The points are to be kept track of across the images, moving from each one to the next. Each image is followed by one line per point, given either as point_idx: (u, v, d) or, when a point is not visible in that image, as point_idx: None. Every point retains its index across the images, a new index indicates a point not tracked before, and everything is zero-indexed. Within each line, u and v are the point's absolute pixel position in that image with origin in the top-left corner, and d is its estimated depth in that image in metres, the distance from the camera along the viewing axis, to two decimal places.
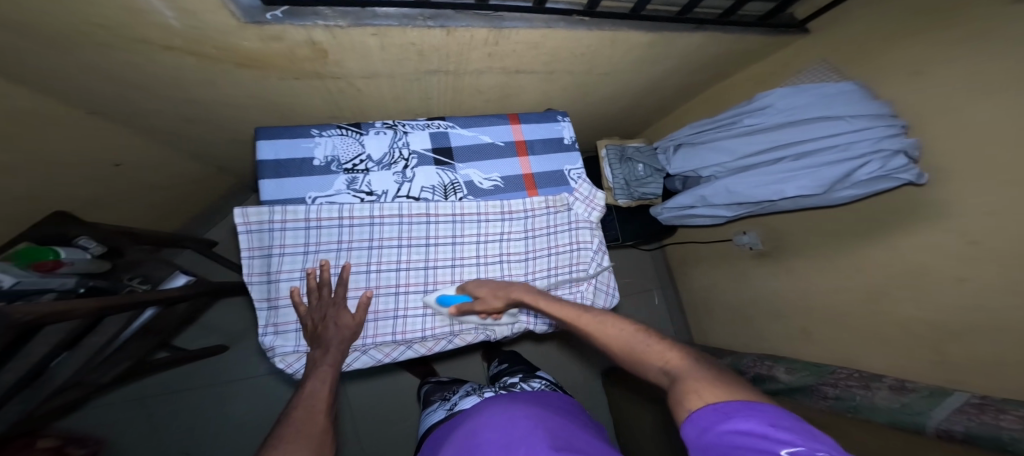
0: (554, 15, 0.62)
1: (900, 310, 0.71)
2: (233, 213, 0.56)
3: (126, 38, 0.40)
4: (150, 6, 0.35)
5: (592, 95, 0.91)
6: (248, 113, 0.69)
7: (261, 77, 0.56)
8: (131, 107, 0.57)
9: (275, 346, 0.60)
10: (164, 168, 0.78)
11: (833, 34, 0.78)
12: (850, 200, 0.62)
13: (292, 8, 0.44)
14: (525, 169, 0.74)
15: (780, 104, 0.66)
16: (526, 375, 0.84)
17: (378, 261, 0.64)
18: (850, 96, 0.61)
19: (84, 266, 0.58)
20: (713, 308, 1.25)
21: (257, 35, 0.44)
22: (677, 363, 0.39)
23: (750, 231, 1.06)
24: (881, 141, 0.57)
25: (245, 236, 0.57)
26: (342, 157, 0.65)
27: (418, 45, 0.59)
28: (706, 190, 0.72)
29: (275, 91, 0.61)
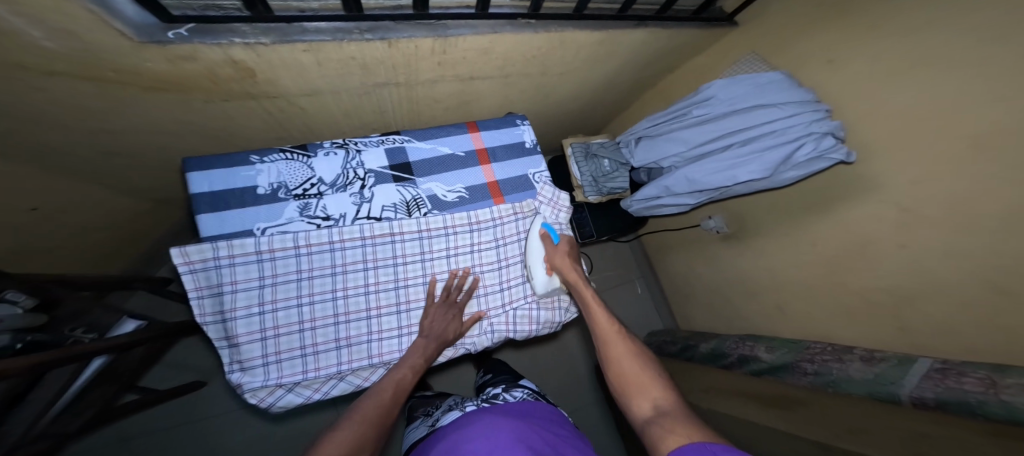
0: (498, 20, 0.61)
1: (857, 281, 0.74)
2: (170, 254, 0.52)
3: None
4: (16, 29, 0.31)
5: (550, 97, 0.91)
6: (179, 139, 0.65)
7: (181, 100, 0.52)
8: (38, 143, 0.53)
9: (244, 382, 0.57)
10: (96, 203, 0.73)
11: (765, 21, 0.80)
12: (792, 181, 0.64)
13: (201, 26, 0.41)
14: (487, 177, 0.73)
15: (722, 94, 0.67)
16: (509, 385, 0.82)
17: (345, 288, 0.61)
18: (777, 84, 0.64)
19: (17, 321, 0.52)
20: (692, 294, 1.26)
21: (163, 55, 0.42)
22: (666, 404, 0.45)
23: (715, 216, 1.08)
24: (812, 125, 0.60)
25: (189, 276, 0.53)
26: (290, 183, 0.62)
27: (359, 59, 0.57)
28: (668, 181, 0.73)
29: (204, 115, 0.58)
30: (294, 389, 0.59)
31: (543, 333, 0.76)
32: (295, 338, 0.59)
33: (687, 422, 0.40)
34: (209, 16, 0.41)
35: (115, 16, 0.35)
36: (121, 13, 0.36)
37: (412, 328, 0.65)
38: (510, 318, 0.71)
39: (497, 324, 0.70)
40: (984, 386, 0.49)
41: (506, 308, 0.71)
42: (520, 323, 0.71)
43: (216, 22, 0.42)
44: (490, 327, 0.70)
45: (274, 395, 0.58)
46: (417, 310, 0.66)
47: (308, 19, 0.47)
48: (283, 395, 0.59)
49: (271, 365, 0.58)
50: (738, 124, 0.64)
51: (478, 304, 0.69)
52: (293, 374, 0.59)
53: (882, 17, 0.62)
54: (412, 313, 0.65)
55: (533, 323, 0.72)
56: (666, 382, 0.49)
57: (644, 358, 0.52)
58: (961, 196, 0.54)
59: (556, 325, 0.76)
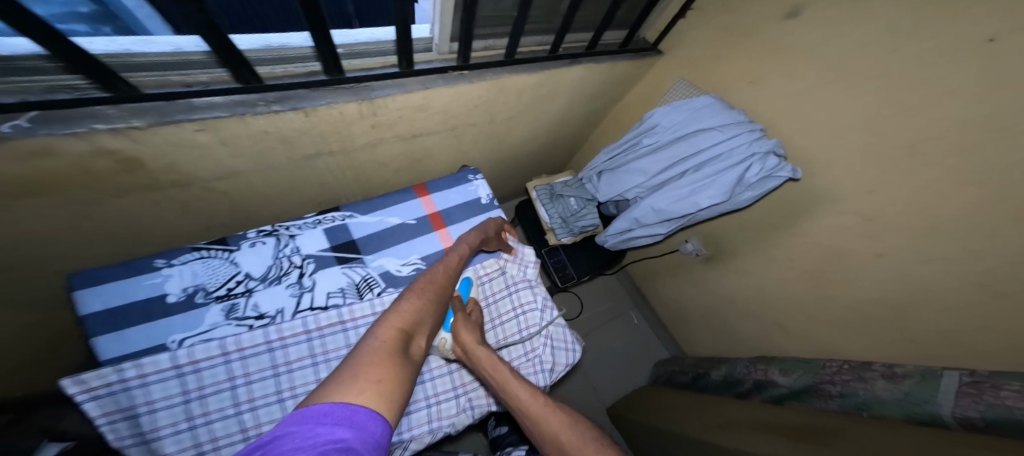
0: (428, 75, 0.59)
1: (851, 291, 0.69)
2: (60, 386, 0.40)
3: None
4: None
5: (504, 142, 0.88)
6: (77, 252, 0.55)
7: (62, 210, 0.44)
8: None
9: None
10: None
11: (685, 46, 0.82)
12: (752, 201, 0.61)
13: (45, 112, 0.35)
14: (446, 242, 0.66)
15: (665, 122, 0.65)
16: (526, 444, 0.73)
17: (291, 387, 0.51)
18: (712, 108, 0.62)
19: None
20: (688, 319, 1.18)
21: (11, 160, 0.34)
22: None
23: (691, 239, 1.02)
24: (751, 145, 0.58)
25: (91, 404, 0.41)
26: (209, 285, 0.52)
27: (275, 131, 0.51)
28: (635, 213, 0.68)
29: (97, 219, 0.50)
30: None
31: None
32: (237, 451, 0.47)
33: None
34: (57, 101, 0.35)
35: None
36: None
37: None
38: None
39: (476, 397, 0.61)
40: None
41: None
42: None
43: (68, 107, 0.35)
44: (469, 402, 0.60)
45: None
46: None
47: (196, 94, 0.42)
48: None
49: None
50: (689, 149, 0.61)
51: (453, 381, 0.60)
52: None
53: None
54: None
55: None
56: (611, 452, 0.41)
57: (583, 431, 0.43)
58: (933, 191, 0.52)
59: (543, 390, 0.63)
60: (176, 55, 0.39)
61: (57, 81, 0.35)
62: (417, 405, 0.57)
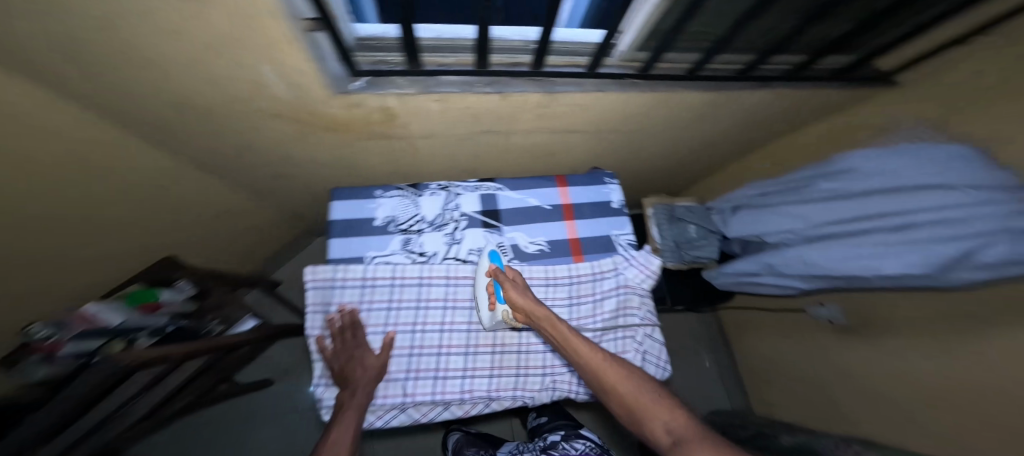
0: (605, 79, 0.62)
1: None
2: (305, 270, 0.59)
3: (244, 108, 0.51)
4: (267, 80, 0.45)
5: (643, 154, 0.90)
6: (322, 172, 0.77)
7: (338, 139, 0.64)
8: (226, 165, 0.69)
9: (322, 398, 0.59)
10: (247, 215, 0.89)
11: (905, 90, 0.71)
12: (972, 282, 0.48)
13: (373, 78, 0.52)
14: (571, 234, 0.71)
15: (870, 166, 0.58)
16: (568, 434, 0.79)
17: (425, 322, 0.62)
18: (954, 162, 0.50)
19: (178, 307, 0.69)
20: (781, 384, 1.07)
21: (342, 102, 0.52)
22: (679, 425, 0.42)
23: (828, 303, 0.86)
24: (1012, 216, 0.42)
25: (311, 291, 0.59)
26: (400, 218, 0.66)
27: (474, 109, 0.63)
28: (772, 259, 0.66)
29: (347, 153, 0.69)
30: None
31: None
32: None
33: (711, 442, 0.38)
34: (380, 71, 0.51)
35: (325, 72, 0.46)
36: (327, 70, 0.46)
37: (476, 372, 0.63)
38: (574, 378, 0.66)
39: (559, 382, 0.66)
40: None
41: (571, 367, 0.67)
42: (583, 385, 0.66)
43: (382, 75, 0.52)
44: (552, 384, 0.66)
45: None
46: (484, 354, 0.64)
47: (445, 74, 0.55)
48: None
49: None
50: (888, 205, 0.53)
51: (545, 360, 0.66)
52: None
53: None
54: (478, 357, 0.63)
55: None
56: (668, 397, 0.46)
57: (651, 391, 0.47)
58: None
59: None
60: (438, 40, 0.52)
61: (382, 56, 0.52)
62: (508, 371, 0.65)
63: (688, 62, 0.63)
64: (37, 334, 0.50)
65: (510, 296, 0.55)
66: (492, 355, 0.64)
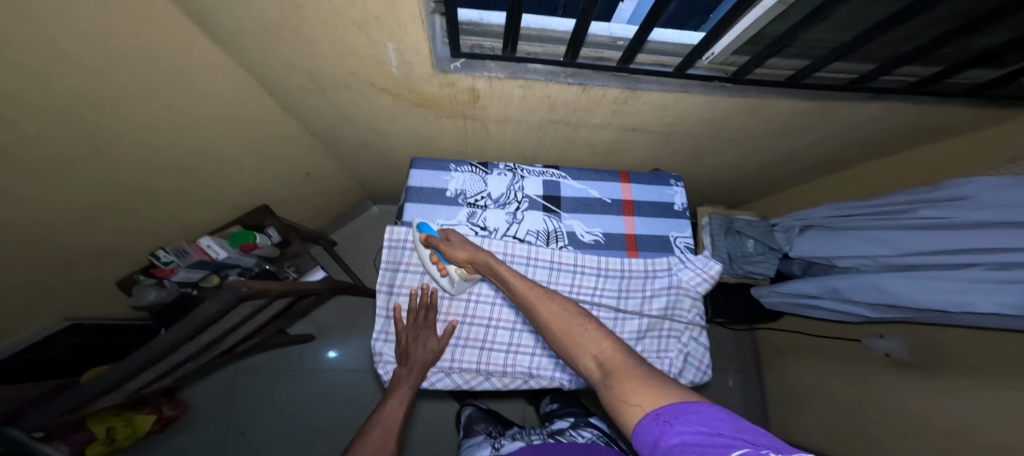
0: (692, 80, 0.62)
1: None
2: (384, 229, 0.62)
3: (362, 81, 0.56)
4: (386, 57, 0.50)
5: (707, 161, 0.89)
6: (399, 146, 0.82)
7: (425, 116, 0.68)
8: (320, 128, 0.75)
9: (381, 352, 0.64)
10: (325, 178, 0.97)
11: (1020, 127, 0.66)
12: None
13: (468, 60, 0.55)
14: (628, 229, 0.72)
15: (983, 199, 0.50)
16: (577, 422, 0.83)
17: (479, 293, 0.65)
18: None
19: (269, 251, 0.78)
20: (815, 414, 1.04)
21: (440, 80, 0.57)
22: (609, 353, 0.41)
23: (888, 336, 0.84)
24: None
25: (384, 249, 0.63)
26: (468, 192, 0.68)
27: (553, 98, 0.66)
28: (838, 282, 0.64)
29: (429, 129, 0.74)
30: None
31: None
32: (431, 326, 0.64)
33: (640, 379, 0.36)
34: (476, 54, 0.54)
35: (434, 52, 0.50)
36: (434, 50, 0.50)
37: (520, 347, 0.67)
38: None
39: None
40: None
41: None
42: None
43: (478, 58, 0.55)
44: None
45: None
46: (529, 333, 0.66)
47: (530, 62, 0.57)
48: None
49: None
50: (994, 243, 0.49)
51: None
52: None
53: None
54: (524, 334, 0.66)
55: None
56: (598, 327, 0.44)
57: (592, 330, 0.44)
58: None
59: None
60: (527, 29, 0.53)
61: (478, 40, 0.54)
62: (549, 352, 0.67)
63: (783, 70, 0.61)
64: (163, 258, 0.62)
65: (449, 251, 0.55)
66: (536, 334, 0.66)
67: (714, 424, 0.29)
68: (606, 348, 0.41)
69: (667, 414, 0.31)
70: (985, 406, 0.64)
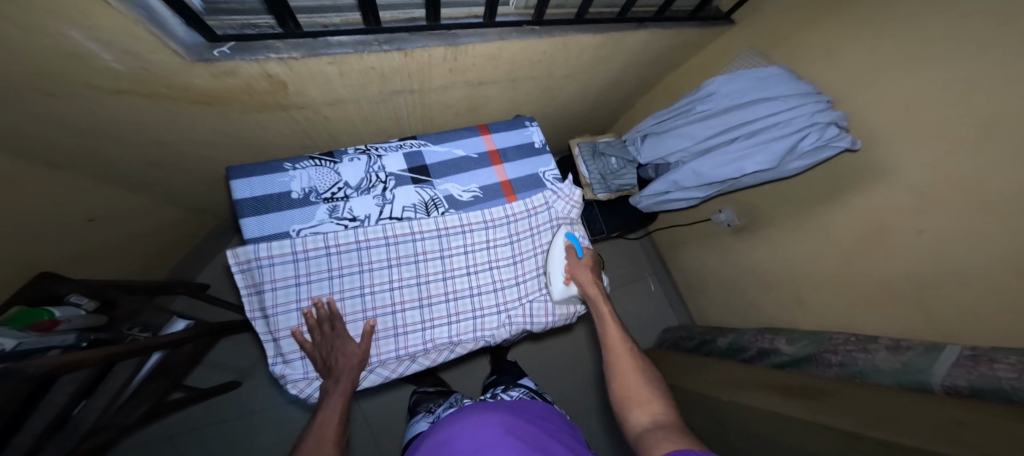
0: (505, 27, 0.65)
1: (872, 266, 0.74)
2: (226, 254, 0.53)
3: (70, 85, 0.45)
4: (89, 51, 0.41)
5: (556, 101, 0.95)
6: (216, 148, 0.74)
7: (224, 113, 0.62)
8: (93, 156, 0.63)
9: (286, 374, 0.58)
10: (136, 215, 0.84)
11: (761, 24, 0.85)
12: (799, 171, 0.67)
13: (239, 43, 0.50)
14: (500, 177, 0.72)
15: (723, 90, 0.70)
16: (510, 385, 0.86)
17: (372, 283, 0.61)
18: (777, 78, 0.67)
19: (80, 321, 0.61)
20: (705, 287, 1.25)
21: (208, 71, 0.51)
22: (660, 416, 0.48)
23: (725, 209, 1.07)
24: (815, 116, 0.63)
25: (240, 276, 0.56)
26: (319, 187, 0.64)
27: (378, 68, 0.63)
28: (676, 176, 0.75)
29: (241, 125, 0.67)
30: None
31: (560, 325, 0.73)
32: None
33: (681, 437, 0.43)
34: (248, 35, 0.50)
35: (172, 38, 0.44)
36: (176, 37, 0.45)
37: (435, 321, 0.64)
38: (528, 310, 0.68)
39: (515, 316, 0.67)
40: (1016, 371, 0.48)
41: (523, 301, 0.68)
42: (537, 315, 0.68)
43: (253, 39, 0.51)
44: (509, 320, 0.67)
45: (312, 386, 0.59)
46: (439, 304, 0.64)
47: (330, 34, 0.55)
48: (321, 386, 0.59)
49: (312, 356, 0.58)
50: (742, 117, 0.67)
51: (497, 298, 0.67)
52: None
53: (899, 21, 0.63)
54: (434, 307, 0.64)
55: (550, 315, 0.69)
56: (663, 398, 0.52)
57: (648, 378, 0.54)
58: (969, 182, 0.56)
59: (573, 317, 0.72)
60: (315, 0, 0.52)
61: (247, 20, 0.51)
62: (465, 316, 0.65)
63: (574, 8, 0.71)
64: None
65: (573, 267, 0.64)
66: (446, 303, 0.64)
67: None
68: (658, 411, 0.49)
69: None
70: None
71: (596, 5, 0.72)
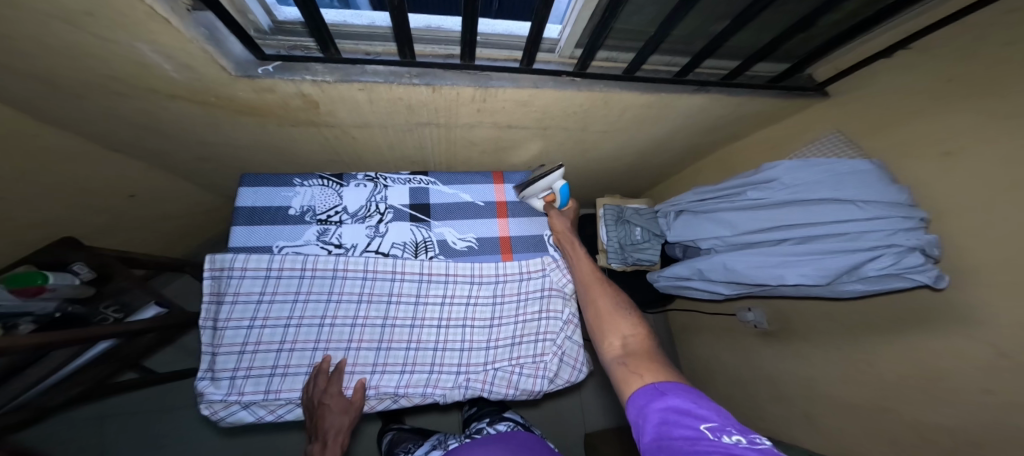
0: (543, 75, 0.60)
1: (913, 419, 0.60)
2: (205, 258, 0.53)
3: (135, 87, 0.45)
4: (151, 60, 0.41)
5: (593, 153, 0.89)
6: (249, 156, 0.72)
7: (260, 125, 0.60)
8: (152, 146, 0.63)
9: (206, 392, 0.53)
10: (179, 199, 0.85)
11: (833, 112, 0.74)
12: (855, 295, 0.56)
13: (285, 63, 0.49)
14: (502, 231, 0.68)
15: (786, 179, 0.60)
16: (495, 418, 0.78)
17: (335, 315, 0.56)
18: (859, 177, 0.55)
19: (67, 291, 0.60)
20: (712, 379, 1.13)
21: (251, 87, 0.49)
22: (631, 342, 0.49)
23: (755, 308, 0.95)
24: (895, 234, 0.51)
25: (207, 281, 0.53)
26: (317, 208, 0.62)
27: (407, 100, 0.60)
28: (702, 264, 0.68)
29: (278, 138, 0.66)
30: (249, 408, 0.54)
31: (521, 399, 0.64)
32: (270, 357, 0.54)
33: (649, 365, 0.44)
34: (294, 56, 0.49)
35: (223, 53, 0.43)
36: (228, 53, 0.44)
37: (386, 367, 0.58)
38: (489, 377, 0.60)
39: (473, 381, 0.60)
40: None
41: (488, 367, 0.61)
42: (497, 385, 0.60)
43: (297, 60, 0.49)
44: (466, 383, 0.59)
45: (227, 410, 0.54)
46: (397, 350, 0.58)
47: (371, 63, 0.53)
48: (236, 412, 0.54)
49: (240, 380, 0.53)
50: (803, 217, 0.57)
51: (461, 357, 0.60)
52: (254, 392, 0.54)
53: (972, 138, 0.53)
54: (391, 352, 0.58)
55: (513, 388, 0.61)
56: (639, 322, 0.52)
57: (623, 308, 0.54)
58: None
59: (536, 394, 0.64)
60: (370, 28, 0.52)
61: (299, 41, 0.50)
62: (421, 369, 0.59)
63: (623, 63, 0.64)
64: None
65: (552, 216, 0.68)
66: (406, 351, 0.58)
67: (703, 412, 0.33)
68: (630, 340, 0.49)
69: (665, 388, 0.38)
70: (867, 379, 0.68)
71: (651, 62, 0.65)
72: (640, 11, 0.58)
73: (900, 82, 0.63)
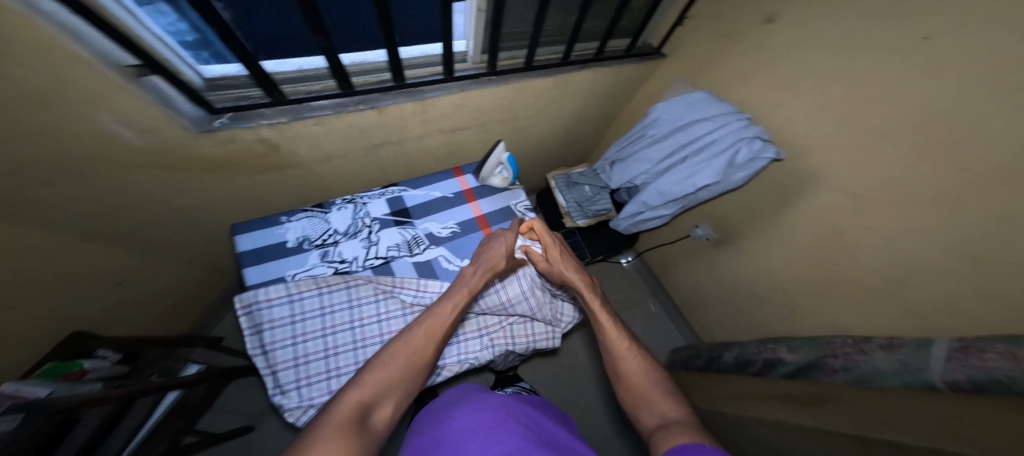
0: (465, 81, 0.73)
1: (843, 266, 0.73)
2: (234, 299, 0.57)
3: (109, 165, 0.52)
4: (115, 131, 0.47)
5: (530, 137, 1.02)
6: (221, 213, 0.78)
7: (228, 178, 0.67)
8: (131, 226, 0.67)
9: (282, 405, 0.57)
10: (172, 278, 0.87)
11: (681, 53, 0.92)
12: (743, 182, 0.70)
13: (236, 113, 0.57)
14: (475, 212, 0.77)
15: (665, 115, 0.76)
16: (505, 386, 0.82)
17: (361, 318, 0.62)
18: (704, 101, 0.73)
19: (110, 371, 0.63)
20: (700, 305, 1.23)
21: (213, 140, 0.57)
22: (669, 412, 0.45)
23: (701, 224, 1.08)
24: (740, 132, 0.67)
25: (244, 317, 0.57)
26: (312, 235, 0.69)
27: (358, 125, 0.70)
28: (643, 197, 0.80)
29: (246, 188, 0.73)
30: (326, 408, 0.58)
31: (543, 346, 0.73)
32: (321, 364, 0.59)
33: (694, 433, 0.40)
34: (242, 106, 0.57)
35: (177, 113, 0.51)
36: (182, 113, 0.51)
37: None
38: (508, 333, 0.69)
39: (496, 338, 0.69)
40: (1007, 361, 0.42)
41: (504, 323, 0.70)
42: (517, 336, 0.70)
43: (247, 109, 0.57)
44: (491, 342, 0.68)
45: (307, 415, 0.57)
46: None
47: (313, 99, 0.62)
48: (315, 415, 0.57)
49: (305, 389, 0.58)
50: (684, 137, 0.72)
51: (479, 322, 0.68)
52: (322, 395, 0.59)
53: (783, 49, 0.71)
54: None
55: (530, 334, 0.70)
56: (674, 393, 0.49)
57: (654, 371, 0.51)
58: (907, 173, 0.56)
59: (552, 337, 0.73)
60: (299, 71, 0.59)
61: (241, 92, 0.57)
62: (449, 341, 0.66)
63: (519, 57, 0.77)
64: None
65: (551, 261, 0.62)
66: None
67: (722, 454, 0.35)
68: (666, 409, 0.46)
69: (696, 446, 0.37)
70: (799, 249, 0.81)
71: (543, 54, 0.80)
72: (519, 17, 0.71)
73: (709, 30, 0.83)
